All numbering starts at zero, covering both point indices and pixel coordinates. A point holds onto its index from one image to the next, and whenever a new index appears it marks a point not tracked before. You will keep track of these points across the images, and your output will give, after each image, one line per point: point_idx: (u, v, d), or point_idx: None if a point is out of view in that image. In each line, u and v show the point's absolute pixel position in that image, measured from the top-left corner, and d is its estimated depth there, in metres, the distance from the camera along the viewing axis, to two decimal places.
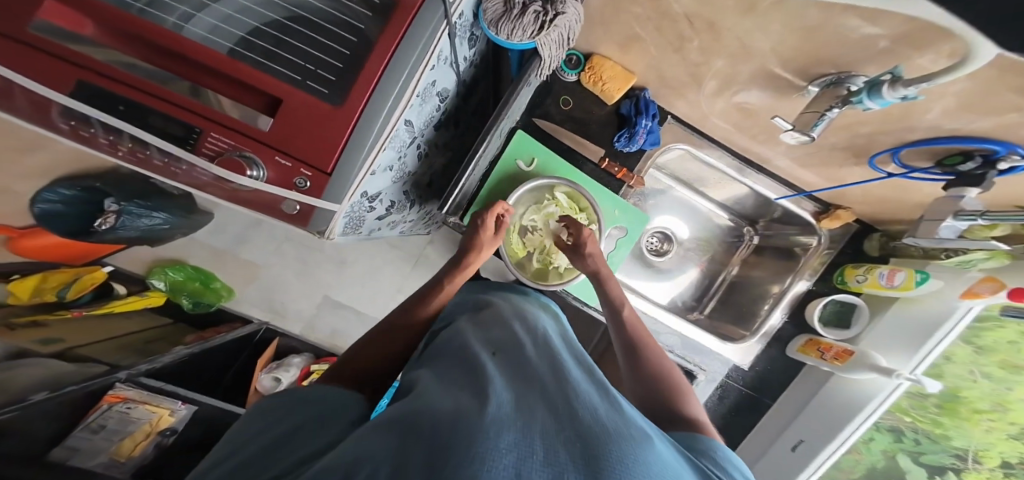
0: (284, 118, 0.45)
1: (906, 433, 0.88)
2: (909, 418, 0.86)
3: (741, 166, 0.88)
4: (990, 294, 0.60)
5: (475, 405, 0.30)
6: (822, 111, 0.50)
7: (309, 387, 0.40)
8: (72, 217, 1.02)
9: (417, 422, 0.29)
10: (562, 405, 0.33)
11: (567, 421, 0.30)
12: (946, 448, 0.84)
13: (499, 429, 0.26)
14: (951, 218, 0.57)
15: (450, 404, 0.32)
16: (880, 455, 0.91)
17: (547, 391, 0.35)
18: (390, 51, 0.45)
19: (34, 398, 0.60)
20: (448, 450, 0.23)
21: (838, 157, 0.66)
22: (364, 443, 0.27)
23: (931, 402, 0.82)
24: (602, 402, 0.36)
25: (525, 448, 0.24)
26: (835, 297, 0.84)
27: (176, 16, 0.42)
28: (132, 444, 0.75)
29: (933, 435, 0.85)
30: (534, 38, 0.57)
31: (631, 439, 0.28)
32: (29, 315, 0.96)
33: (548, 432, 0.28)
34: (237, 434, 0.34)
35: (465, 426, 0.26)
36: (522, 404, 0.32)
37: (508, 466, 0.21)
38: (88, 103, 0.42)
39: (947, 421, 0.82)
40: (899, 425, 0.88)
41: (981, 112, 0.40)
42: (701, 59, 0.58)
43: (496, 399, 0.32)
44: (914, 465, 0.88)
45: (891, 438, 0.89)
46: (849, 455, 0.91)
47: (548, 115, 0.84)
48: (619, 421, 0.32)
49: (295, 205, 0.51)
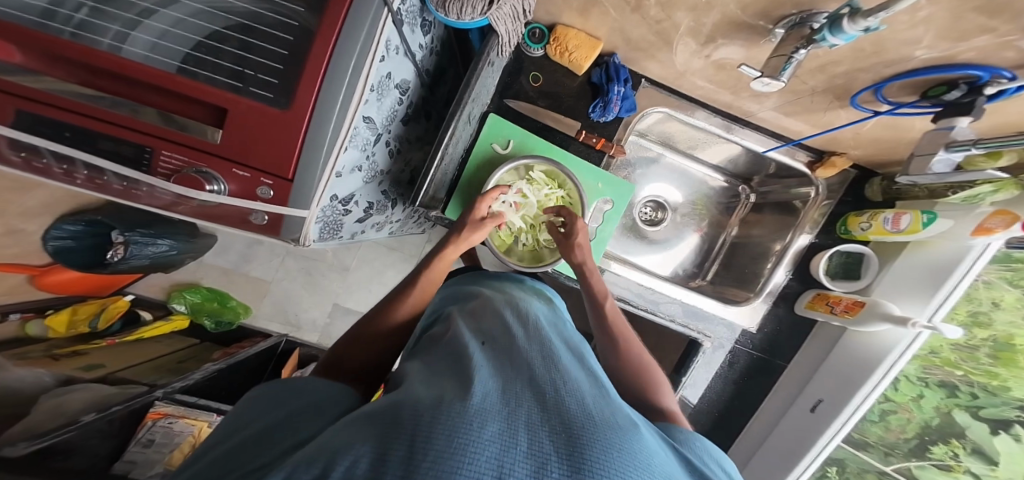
0: (234, 127, 0.45)
1: (960, 387, 0.80)
2: (960, 372, 0.79)
3: (728, 124, 0.84)
4: (1003, 229, 0.55)
5: (457, 394, 0.29)
6: (789, 54, 0.48)
7: (296, 377, 0.39)
8: (85, 252, 1.05)
9: (399, 405, 0.28)
10: (549, 394, 0.32)
11: (553, 410, 0.29)
12: (1006, 401, 0.77)
13: (483, 418, 0.25)
14: (942, 152, 0.54)
15: (433, 392, 0.31)
16: (933, 413, 0.83)
17: (535, 380, 0.35)
18: (331, 42, 0.43)
19: (85, 419, 0.70)
20: (429, 436, 0.21)
21: (820, 102, 0.63)
22: (348, 426, 0.26)
23: (983, 353, 0.77)
24: (590, 389, 0.35)
25: (509, 439, 0.23)
26: (839, 248, 0.81)
27: (110, 37, 0.43)
28: (180, 454, 0.88)
29: (990, 387, 0.78)
30: (486, 13, 0.55)
31: (616, 429, 0.28)
32: (69, 347, 1.03)
33: (533, 423, 0.27)
34: (214, 437, 0.32)
35: (446, 414, 0.24)
36: (508, 392, 0.31)
37: (489, 460, 0.21)
38: (33, 130, 0.44)
39: (1004, 371, 0.75)
40: (952, 380, 0.80)
41: (957, 29, 0.38)
42: (662, 14, 0.56)
43: (481, 389, 0.30)
44: (973, 421, 0.80)
45: (943, 394, 0.81)
46: (898, 414, 0.84)
47: (520, 94, 0.81)
48: (605, 410, 0.31)
49: (264, 216, 0.52)
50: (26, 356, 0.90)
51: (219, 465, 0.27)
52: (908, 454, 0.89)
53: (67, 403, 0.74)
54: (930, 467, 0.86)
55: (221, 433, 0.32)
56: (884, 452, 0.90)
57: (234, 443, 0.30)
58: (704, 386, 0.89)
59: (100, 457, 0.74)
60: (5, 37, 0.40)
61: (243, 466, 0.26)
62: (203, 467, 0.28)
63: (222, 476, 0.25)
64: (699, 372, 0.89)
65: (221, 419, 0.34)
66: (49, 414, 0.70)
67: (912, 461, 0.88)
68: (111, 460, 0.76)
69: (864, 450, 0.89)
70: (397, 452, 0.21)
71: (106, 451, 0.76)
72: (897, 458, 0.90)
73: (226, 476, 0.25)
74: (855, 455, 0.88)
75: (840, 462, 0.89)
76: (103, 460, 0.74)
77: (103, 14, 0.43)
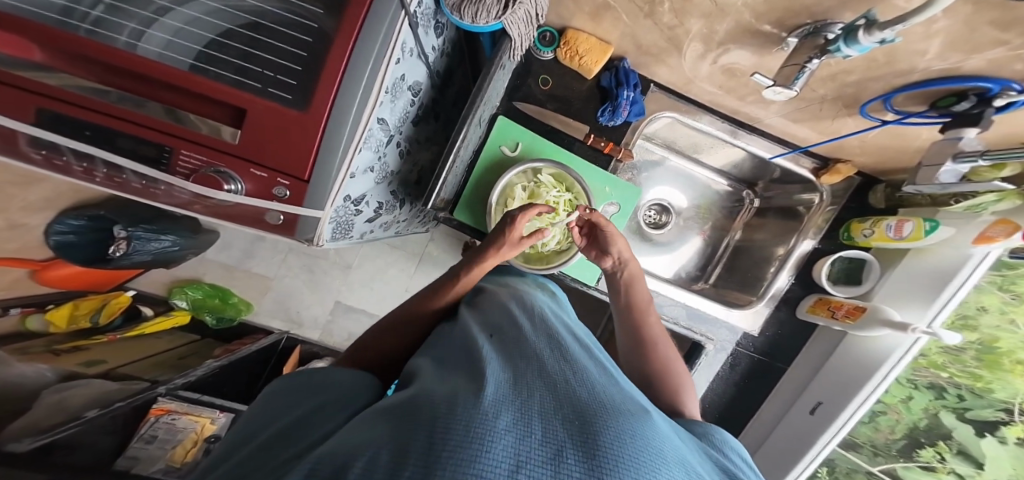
0: (251, 128, 0.45)
1: (947, 389, 0.82)
2: (946, 374, 0.80)
3: (734, 129, 0.85)
4: (1004, 238, 0.56)
5: (471, 387, 0.29)
6: (802, 64, 0.49)
7: (308, 371, 0.39)
8: (87, 247, 1.04)
9: (414, 400, 0.28)
10: (559, 384, 0.32)
11: (565, 399, 0.30)
12: (991, 402, 0.79)
13: (497, 409, 0.25)
14: (950, 162, 0.55)
15: (447, 386, 0.31)
16: (921, 414, 0.85)
17: (545, 370, 0.35)
18: (350, 44, 0.44)
19: (88, 415, 0.71)
20: (447, 429, 0.22)
21: (828, 110, 0.64)
22: (365, 423, 0.27)
23: (969, 355, 0.78)
24: (600, 378, 0.36)
25: (524, 429, 0.24)
26: (841, 255, 0.82)
27: (127, 34, 0.43)
28: (183, 451, 0.87)
29: (976, 389, 0.80)
30: (500, 18, 0.56)
31: (627, 415, 0.29)
32: (68, 343, 1.03)
33: (545, 412, 0.27)
34: (238, 436, 0.33)
35: (461, 407, 0.25)
36: (520, 383, 0.32)
37: (505, 449, 0.21)
38: (53, 128, 0.44)
39: (988, 374, 0.77)
40: (939, 382, 0.82)
41: (969, 40, 0.38)
42: (675, 20, 0.57)
43: (494, 380, 0.31)
44: (960, 423, 0.82)
45: (931, 396, 0.82)
46: (887, 415, 0.85)
47: (529, 96, 0.82)
48: (616, 397, 0.32)
49: (280, 215, 0.52)
50: (28, 352, 0.89)
51: (242, 463, 0.27)
52: (896, 455, 0.90)
53: (68, 399, 0.74)
54: (914, 468, 0.88)
55: (242, 431, 0.33)
56: (873, 453, 0.91)
57: (254, 442, 0.30)
58: (705, 387, 0.90)
59: (105, 453, 0.73)
60: (23, 33, 0.40)
61: (266, 465, 0.26)
62: (225, 467, 0.28)
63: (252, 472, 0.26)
64: (700, 375, 0.90)
65: (239, 417, 0.35)
66: (51, 410, 0.70)
67: (899, 462, 0.90)
68: (114, 456, 0.75)
69: (854, 450, 0.90)
70: (418, 443, 0.21)
71: (110, 446, 0.75)
72: (884, 459, 0.91)
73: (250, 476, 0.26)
74: (845, 455, 0.90)
75: (831, 462, 0.91)
76: (108, 456, 0.73)
77: (120, 12, 0.43)
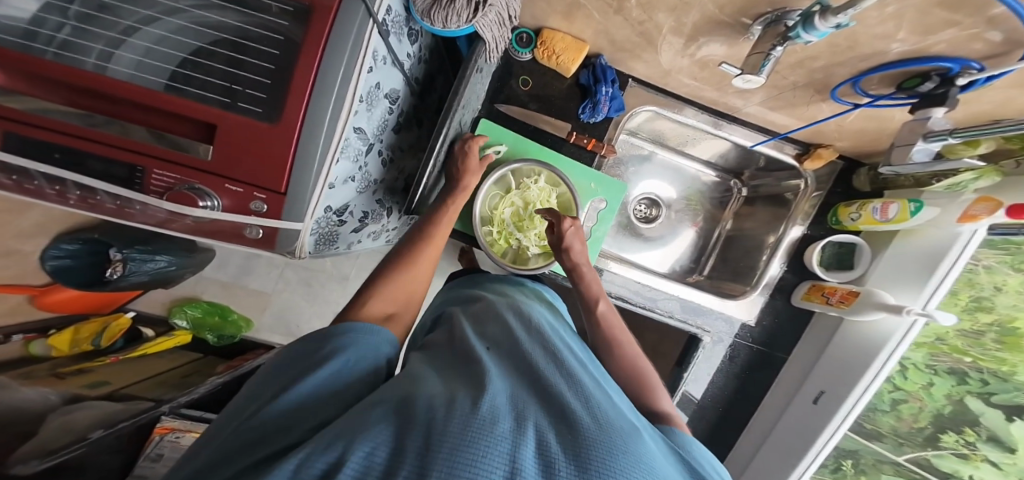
0: (222, 143, 0.46)
1: (969, 374, 0.79)
2: (969, 359, 0.78)
3: (716, 120, 0.85)
4: (988, 215, 0.57)
5: (468, 393, 0.29)
6: (767, 51, 0.49)
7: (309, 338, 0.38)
8: (83, 270, 1.05)
9: (408, 398, 0.28)
10: (555, 397, 0.32)
11: (559, 413, 0.30)
12: (1017, 386, 0.74)
13: (494, 415, 0.25)
14: (921, 142, 0.54)
15: (443, 390, 0.31)
16: (944, 401, 0.81)
17: (541, 384, 0.35)
18: (317, 56, 0.44)
19: (92, 435, 0.72)
20: (445, 432, 0.22)
21: (801, 97, 0.64)
22: (361, 413, 0.26)
23: (990, 339, 0.76)
24: (596, 392, 0.36)
25: (519, 437, 0.24)
26: (830, 239, 0.82)
27: (95, 57, 0.44)
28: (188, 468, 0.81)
29: (1000, 372, 0.76)
30: (471, 21, 0.57)
31: (619, 429, 0.29)
32: (73, 365, 1.04)
33: (540, 424, 0.27)
34: (236, 410, 0.31)
35: (459, 412, 0.25)
36: (516, 394, 0.32)
37: (500, 456, 0.21)
38: (22, 152, 0.45)
39: (1010, 356, 0.73)
40: (960, 366, 0.79)
41: (924, 22, 0.38)
42: (643, 15, 0.57)
43: (491, 389, 0.31)
44: (988, 408, 0.77)
45: (953, 382, 0.80)
46: (908, 403, 0.83)
47: (511, 98, 0.82)
48: (610, 412, 0.32)
49: (259, 230, 0.53)
50: (31, 376, 0.90)
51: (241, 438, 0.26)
52: (922, 444, 0.86)
53: (74, 421, 0.74)
54: (946, 456, 0.83)
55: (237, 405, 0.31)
56: (898, 442, 0.88)
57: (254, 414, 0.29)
58: (707, 381, 0.90)
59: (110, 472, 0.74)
60: None
61: (267, 440, 0.26)
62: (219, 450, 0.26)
63: (252, 447, 0.25)
64: (700, 368, 0.89)
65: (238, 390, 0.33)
66: (59, 431, 0.71)
67: (928, 451, 0.85)
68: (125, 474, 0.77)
69: (875, 441, 0.88)
70: (413, 443, 0.21)
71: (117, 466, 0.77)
72: (910, 448, 0.87)
73: (254, 449, 0.25)
74: (869, 446, 0.88)
75: (855, 454, 0.89)
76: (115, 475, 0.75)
77: (86, 34, 0.44)
